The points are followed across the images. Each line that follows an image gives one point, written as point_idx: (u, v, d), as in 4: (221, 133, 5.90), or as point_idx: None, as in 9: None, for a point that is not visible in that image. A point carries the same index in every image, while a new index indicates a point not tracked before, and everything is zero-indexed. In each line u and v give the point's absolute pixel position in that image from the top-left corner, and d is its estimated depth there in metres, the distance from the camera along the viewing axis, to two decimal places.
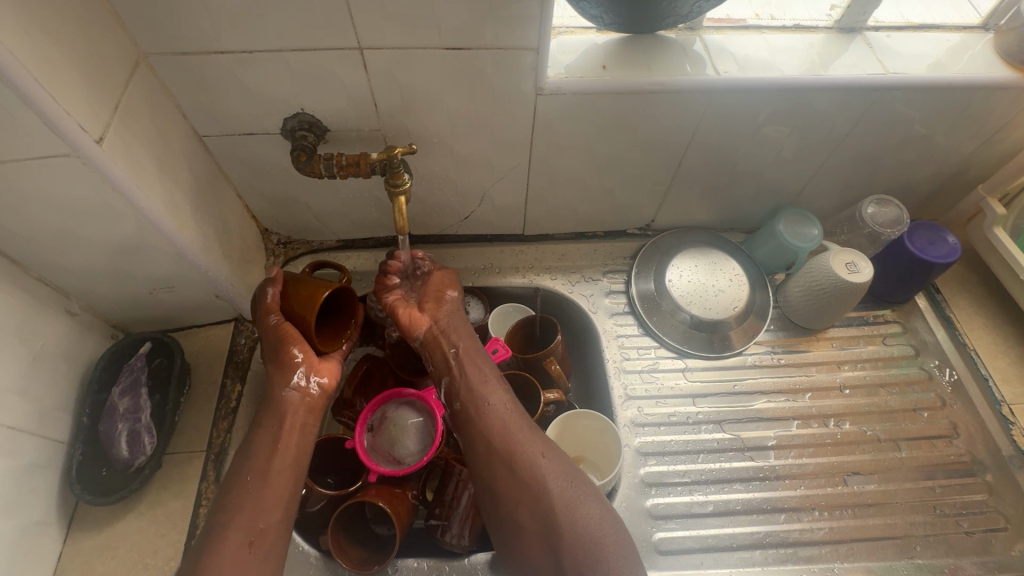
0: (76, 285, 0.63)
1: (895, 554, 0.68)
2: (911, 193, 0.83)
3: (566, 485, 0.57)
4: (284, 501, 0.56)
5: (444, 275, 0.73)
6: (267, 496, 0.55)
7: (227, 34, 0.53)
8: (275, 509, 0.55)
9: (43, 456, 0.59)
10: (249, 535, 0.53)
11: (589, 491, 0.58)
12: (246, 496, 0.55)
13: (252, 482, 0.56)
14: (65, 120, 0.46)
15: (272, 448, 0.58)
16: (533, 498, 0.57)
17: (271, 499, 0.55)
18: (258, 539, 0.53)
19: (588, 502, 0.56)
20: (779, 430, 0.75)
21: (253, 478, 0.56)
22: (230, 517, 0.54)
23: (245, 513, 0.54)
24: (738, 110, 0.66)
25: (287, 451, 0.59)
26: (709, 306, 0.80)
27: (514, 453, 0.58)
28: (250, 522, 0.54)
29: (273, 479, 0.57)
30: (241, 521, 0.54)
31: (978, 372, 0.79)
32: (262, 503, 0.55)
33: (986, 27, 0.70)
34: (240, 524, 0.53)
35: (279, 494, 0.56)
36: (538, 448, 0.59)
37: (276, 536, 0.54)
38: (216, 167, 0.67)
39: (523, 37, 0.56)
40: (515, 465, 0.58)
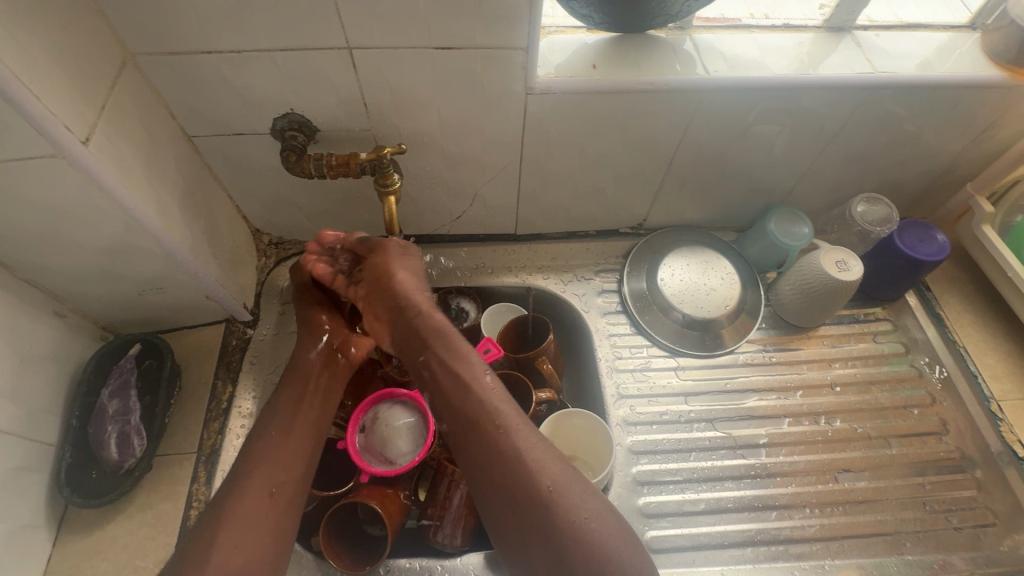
0: (64, 286, 0.62)
1: (885, 550, 0.68)
2: (901, 191, 0.83)
3: (578, 504, 0.51)
4: (303, 459, 0.58)
5: (393, 247, 0.67)
6: (289, 452, 0.58)
7: (214, 34, 0.53)
8: (295, 464, 0.57)
9: (31, 458, 0.59)
10: (269, 485, 0.55)
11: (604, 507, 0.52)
12: (268, 450, 0.57)
13: (274, 438, 0.58)
14: (49, 121, 0.45)
15: (295, 407, 0.61)
16: (538, 518, 0.50)
17: (293, 455, 0.58)
18: (278, 491, 0.55)
19: (601, 519, 0.51)
20: (770, 428, 0.76)
21: (275, 434, 0.58)
22: (253, 467, 0.56)
23: (266, 465, 0.56)
24: (728, 109, 0.66)
25: (308, 412, 0.61)
26: (701, 305, 0.81)
27: (512, 463, 0.53)
28: (273, 473, 0.56)
29: (295, 436, 0.59)
30: (262, 472, 0.55)
31: (968, 370, 0.79)
32: (284, 457, 0.57)
33: (974, 26, 0.70)
34: (262, 474, 0.55)
35: (299, 451, 0.58)
36: (536, 452, 0.53)
37: (294, 489, 0.56)
38: (205, 167, 0.67)
39: (512, 37, 0.56)
40: (514, 479, 0.52)
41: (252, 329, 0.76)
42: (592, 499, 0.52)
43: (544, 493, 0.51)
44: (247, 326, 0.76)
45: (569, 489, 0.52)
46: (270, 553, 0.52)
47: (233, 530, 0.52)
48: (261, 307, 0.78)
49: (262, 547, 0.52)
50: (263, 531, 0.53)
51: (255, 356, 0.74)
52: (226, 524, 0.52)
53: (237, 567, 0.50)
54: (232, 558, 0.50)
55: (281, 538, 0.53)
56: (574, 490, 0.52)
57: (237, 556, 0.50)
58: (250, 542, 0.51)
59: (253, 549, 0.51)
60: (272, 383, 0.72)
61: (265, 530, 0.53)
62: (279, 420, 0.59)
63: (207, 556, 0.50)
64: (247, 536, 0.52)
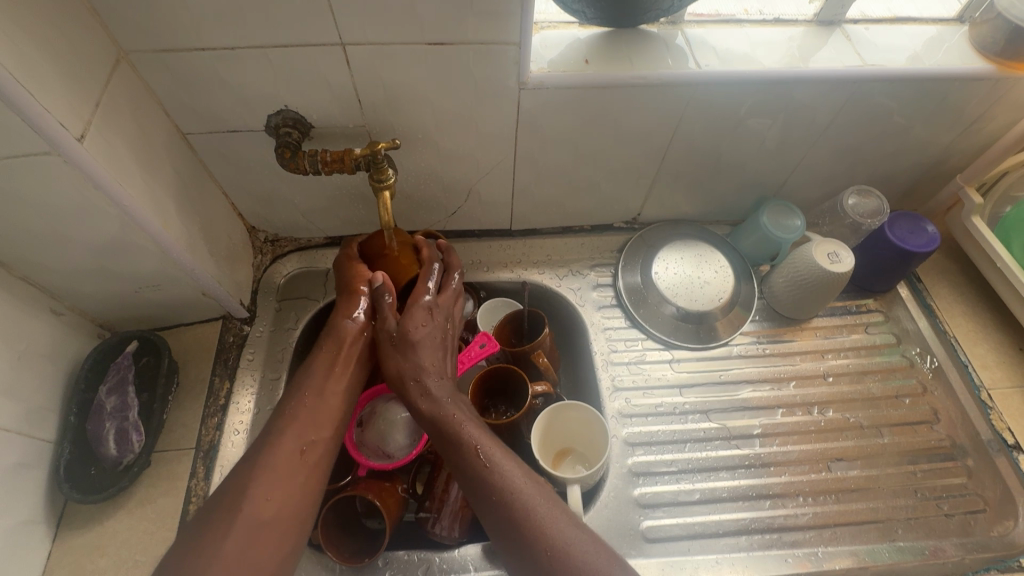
0: (61, 284, 0.62)
1: (878, 537, 0.69)
2: (892, 183, 0.84)
3: (582, 566, 0.48)
4: (332, 423, 0.59)
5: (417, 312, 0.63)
6: (320, 415, 0.59)
7: (208, 31, 0.53)
8: (325, 426, 0.59)
9: (30, 456, 0.59)
10: (300, 444, 0.56)
11: (609, 562, 0.49)
12: (301, 409, 0.58)
13: (309, 397, 0.59)
14: (43, 117, 0.45)
15: (326, 372, 0.61)
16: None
17: (323, 417, 0.59)
18: (308, 450, 0.56)
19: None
20: (764, 418, 0.76)
21: (311, 392, 0.60)
22: (284, 426, 0.57)
23: (297, 424, 0.57)
24: (719, 103, 0.67)
25: (340, 378, 0.61)
26: (695, 298, 0.81)
27: (512, 529, 0.51)
28: (303, 432, 0.57)
29: (327, 399, 0.60)
30: (296, 429, 0.57)
31: (958, 359, 0.80)
32: (316, 419, 0.58)
33: (962, 19, 0.71)
34: (293, 433, 0.56)
35: (330, 415, 0.59)
36: (536, 512, 0.51)
37: (322, 451, 0.57)
38: (200, 164, 0.67)
39: (504, 32, 0.56)
40: (515, 546, 0.51)
41: (249, 326, 0.77)
42: (598, 556, 0.49)
43: (546, 558, 0.49)
44: (244, 323, 0.77)
45: (568, 547, 0.49)
46: (299, 509, 0.53)
47: (264, 482, 0.53)
48: (257, 304, 0.78)
49: (292, 501, 0.53)
50: (293, 487, 0.54)
51: (253, 352, 0.75)
52: (258, 477, 0.53)
53: (267, 519, 0.51)
54: (262, 510, 0.51)
55: (309, 495, 0.55)
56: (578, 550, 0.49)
57: (268, 508, 0.52)
58: (281, 495, 0.53)
59: (283, 504, 0.53)
60: (270, 379, 0.73)
61: (295, 487, 0.54)
62: (314, 382, 0.60)
63: (237, 506, 0.51)
64: (279, 489, 0.53)
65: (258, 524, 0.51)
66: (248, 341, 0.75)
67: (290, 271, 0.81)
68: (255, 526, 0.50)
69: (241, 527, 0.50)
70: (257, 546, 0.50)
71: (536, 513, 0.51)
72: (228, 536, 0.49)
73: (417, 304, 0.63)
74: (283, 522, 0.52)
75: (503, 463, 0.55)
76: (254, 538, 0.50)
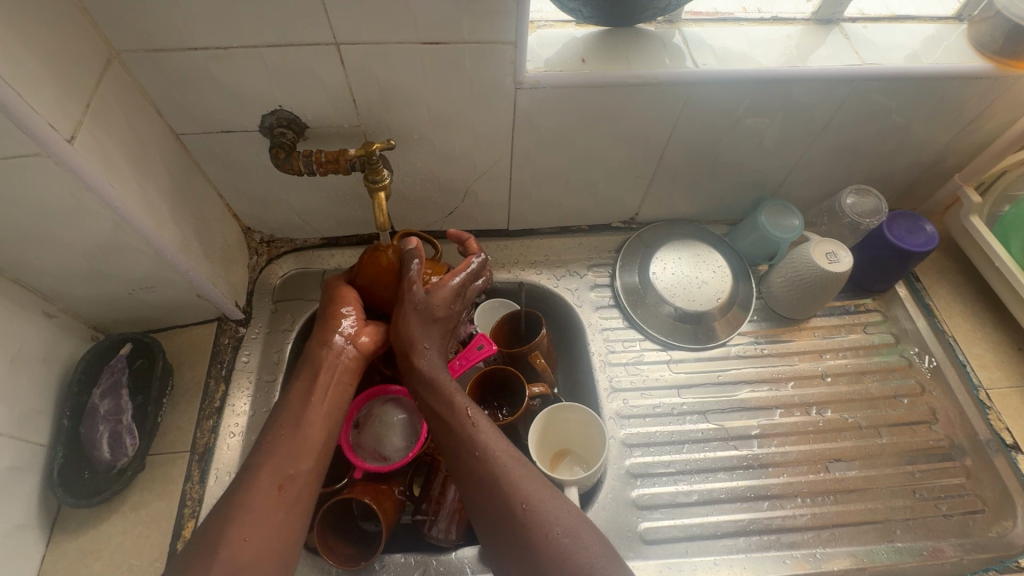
0: (54, 287, 0.62)
1: (876, 538, 0.69)
2: (890, 183, 0.84)
3: (554, 521, 0.50)
4: (314, 456, 0.56)
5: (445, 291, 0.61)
6: (300, 447, 0.56)
7: (200, 31, 0.53)
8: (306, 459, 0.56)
9: (23, 459, 0.59)
10: (279, 480, 0.53)
11: (580, 519, 0.51)
12: (279, 441, 0.55)
13: (287, 427, 0.56)
14: (33, 118, 0.45)
15: (304, 403, 0.58)
16: (510, 536, 0.51)
17: (304, 449, 0.56)
18: (287, 485, 0.53)
19: (579, 532, 0.50)
20: (763, 419, 0.76)
21: (289, 423, 0.57)
22: (261, 461, 0.54)
23: (275, 457, 0.54)
24: (717, 102, 0.66)
25: (320, 406, 0.59)
26: (694, 298, 0.81)
27: (489, 487, 0.53)
28: (281, 466, 0.54)
29: (307, 430, 0.57)
30: (273, 464, 0.54)
31: (956, 358, 0.80)
32: (295, 452, 0.55)
33: (961, 17, 0.71)
34: (270, 469, 0.53)
35: (312, 444, 0.56)
36: (514, 472, 0.53)
37: (302, 487, 0.54)
38: (194, 165, 0.67)
39: (500, 31, 0.56)
40: (490, 503, 0.52)
41: (245, 327, 0.76)
42: (569, 513, 0.51)
43: (520, 513, 0.51)
44: (240, 324, 0.76)
45: (543, 500, 0.51)
46: (280, 548, 0.50)
47: (241, 523, 0.50)
48: (253, 305, 0.78)
49: (271, 541, 0.50)
50: (272, 527, 0.51)
51: (248, 354, 0.74)
52: (236, 518, 0.50)
53: (245, 562, 0.48)
54: (239, 553, 0.48)
55: (289, 534, 0.51)
56: (552, 508, 0.51)
57: (246, 550, 0.49)
58: (259, 537, 0.50)
59: (261, 546, 0.49)
60: (265, 381, 0.72)
61: (274, 526, 0.51)
62: (291, 415, 0.57)
63: (214, 550, 0.48)
64: (256, 529, 0.50)
65: (235, 568, 0.48)
66: (243, 343, 0.75)
67: (286, 272, 0.80)
68: (232, 569, 0.47)
69: (218, 572, 0.47)
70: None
71: (514, 473, 0.53)
72: None
73: (437, 280, 0.62)
74: (263, 562, 0.49)
75: (490, 432, 0.56)
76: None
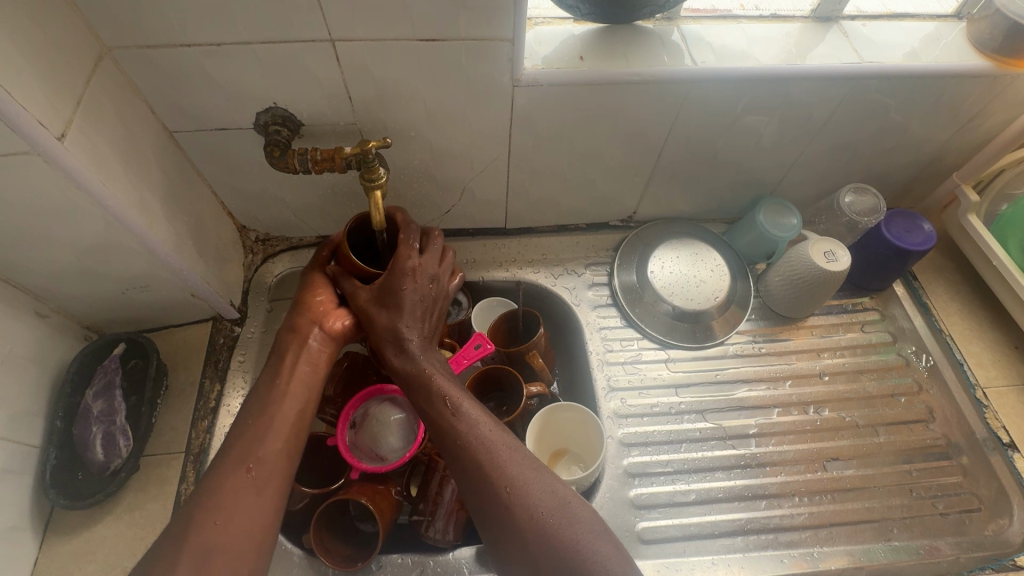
0: (46, 286, 0.61)
1: (873, 537, 0.69)
2: (888, 181, 0.83)
3: (538, 501, 0.50)
4: (284, 434, 0.55)
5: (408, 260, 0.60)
6: (269, 427, 0.55)
7: (193, 27, 0.52)
8: (274, 438, 0.55)
9: (14, 461, 0.58)
10: (247, 461, 0.52)
11: (568, 497, 0.51)
12: (248, 424, 0.55)
13: (258, 409, 0.56)
14: (22, 116, 0.44)
15: (273, 385, 0.57)
16: (496, 516, 0.50)
17: (273, 430, 0.55)
18: (257, 465, 0.53)
19: (567, 511, 0.49)
20: (760, 418, 0.76)
21: (259, 405, 0.56)
22: (231, 445, 0.54)
23: (244, 440, 0.54)
24: (716, 101, 0.66)
25: (289, 389, 0.58)
26: (691, 297, 0.81)
27: (472, 469, 0.52)
28: (250, 448, 0.53)
29: (276, 410, 0.56)
30: (241, 448, 0.53)
31: (953, 357, 0.80)
32: (263, 433, 0.55)
33: (960, 15, 0.70)
34: (238, 452, 0.53)
35: (282, 426, 0.55)
36: (498, 452, 0.52)
37: (273, 466, 0.53)
38: (187, 163, 0.66)
39: (498, 28, 0.55)
40: (474, 484, 0.52)
41: (240, 327, 0.75)
42: (554, 490, 0.51)
43: (504, 494, 0.50)
44: (235, 324, 0.75)
45: (528, 482, 0.51)
46: (253, 530, 0.50)
47: (210, 506, 0.49)
48: (248, 304, 0.77)
49: (241, 522, 0.50)
50: (243, 508, 0.50)
51: (243, 354, 0.73)
52: (206, 503, 0.50)
53: (217, 543, 0.48)
54: (210, 534, 0.48)
55: (263, 513, 0.51)
56: (537, 488, 0.51)
57: (216, 532, 0.48)
58: (229, 517, 0.49)
59: (233, 527, 0.49)
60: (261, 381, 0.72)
61: (245, 505, 0.50)
62: (258, 398, 0.57)
63: (185, 534, 0.48)
64: (226, 511, 0.50)
65: (208, 549, 0.47)
66: (238, 343, 0.74)
67: (280, 271, 0.79)
68: (204, 551, 0.47)
69: (191, 554, 0.47)
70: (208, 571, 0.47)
71: (498, 453, 0.52)
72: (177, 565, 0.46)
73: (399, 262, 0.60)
74: (235, 544, 0.49)
75: (472, 412, 0.55)
76: (205, 564, 0.47)
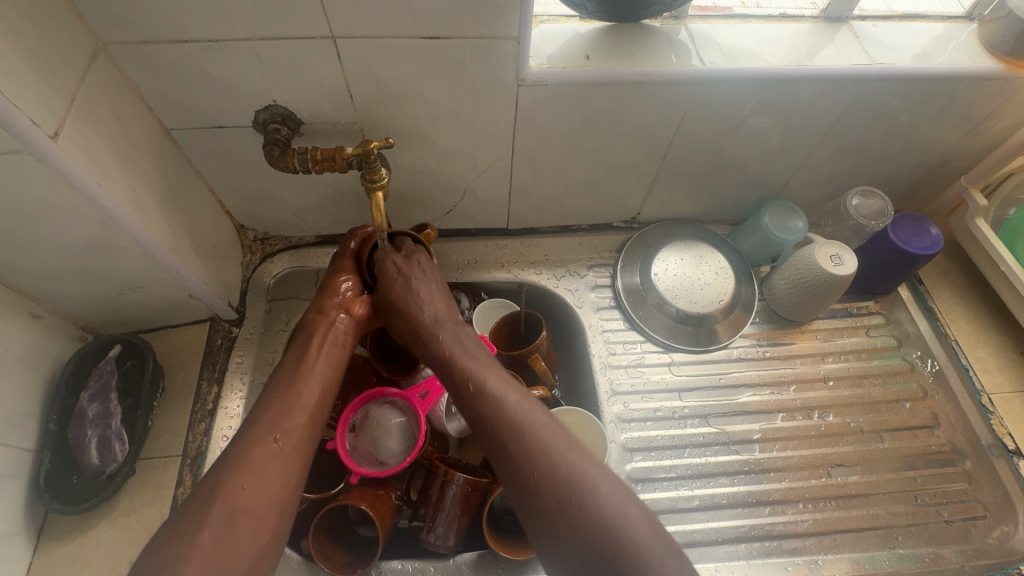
0: (40, 287, 0.60)
1: (878, 544, 0.69)
2: (895, 184, 0.83)
3: (567, 482, 0.49)
4: (308, 412, 0.56)
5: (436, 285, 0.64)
6: (295, 402, 0.55)
7: (190, 22, 0.51)
8: (299, 413, 0.55)
9: (8, 464, 0.57)
10: (273, 433, 0.53)
11: (597, 477, 0.49)
12: (273, 400, 0.55)
13: (285, 384, 0.56)
14: (14, 114, 0.43)
15: (298, 362, 0.58)
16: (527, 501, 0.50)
17: (298, 405, 0.55)
18: (282, 437, 0.53)
19: (596, 491, 0.48)
20: (764, 423, 0.75)
21: (287, 379, 0.57)
22: (257, 419, 0.54)
23: (269, 414, 0.54)
24: (724, 102, 0.65)
25: (314, 366, 0.58)
26: (695, 300, 0.80)
27: (501, 452, 0.52)
28: (276, 420, 0.54)
29: (302, 386, 0.57)
30: (267, 420, 0.53)
31: (959, 363, 0.80)
32: (289, 407, 0.55)
33: (971, 17, 0.69)
34: (265, 423, 0.53)
35: (306, 402, 0.56)
36: (526, 432, 0.52)
37: (297, 441, 0.54)
38: (185, 161, 0.65)
39: (503, 26, 0.54)
40: (503, 468, 0.52)
41: (238, 328, 0.74)
42: (584, 468, 0.50)
43: (533, 478, 0.50)
44: (233, 325, 0.74)
45: (556, 464, 0.50)
46: (275, 500, 0.50)
47: (237, 472, 0.49)
48: (246, 304, 0.76)
49: (266, 492, 0.50)
50: (268, 477, 0.50)
51: (242, 356, 0.73)
52: (231, 471, 0.49)
53: (242, 510, 0.48)
54: (237, 500, 0.48)
55: (288, 485, 0.51)
56: (567, 469, 0.49)
57: (244, 498, 0.48)
58: (256, 486, 0.49)
59: (258, 496, 0.49)
60: (260, 384, 0.71)
61: (271, 476, 0.50)
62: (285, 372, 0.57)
63: (210, 500, 0.48)
64: (252, 479, 0.49)
65: (233, 513, 0.47)
66: (237, 344, 0.73)
67: (280, 271, 0.78)
68: (229, 517, 0.47)
69: (215, 519, 0.47)
70: (232, 538, 0.47)
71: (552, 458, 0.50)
72: (203, 530, 0.46)
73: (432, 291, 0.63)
74: (258, 514, 0.49)
75: (497, 390, 0.55)
76: (228, 531, 0.47)
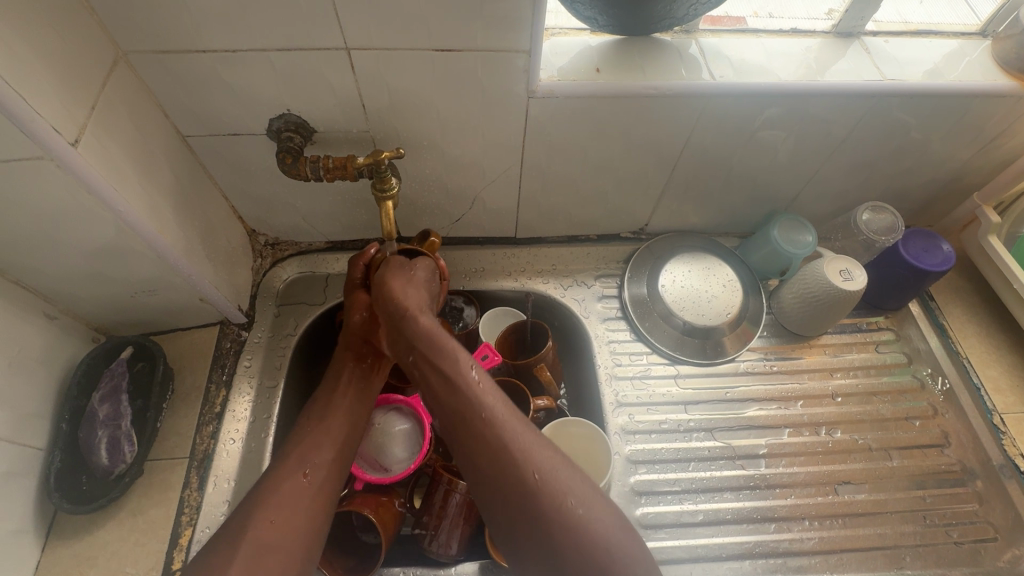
0: (56, 289, 0.61)
1: (885, 564, 0.68)
2: (906, 199, 0.82)
3: (569, 492, 0.50)
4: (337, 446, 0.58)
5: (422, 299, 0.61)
6: (326, 438, 0.58)
7: (209, 33, 0.52)
8: (330, 448, 0.58)
9: (20, 463, 0.58)
10: (304, 466, 0.55)
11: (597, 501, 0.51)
12: (304, 433, 0.58)
13: (317, 419, 0.59)
14: (37, 121, 0.44)
15: (327, 400, 0.61)
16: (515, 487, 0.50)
17: (327, 439, 0.58)
18: (312, 471, 0.55)
19: (600, 516, 0.49)
20: (771, 438, 0.75)
21: (319, 415, 0.59)
22: (288, 452, 0.56)
23: (302, 447, 0.56)
24: (734, 115, 0.65)
25: (342, 403, 0.61)
26: (702, 313, 0.79)
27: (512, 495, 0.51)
28: (307, 454, 0.56)
29: (332, 421, 0.59)
30: (298, 455, 0.56)
31: (971, 381, 0.78)
32: (320, 442, 0.57)
33: (985, 33, 0.69)
34: (295, 457, 0.55)
35: (334, 439, 0.58)
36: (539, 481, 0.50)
37: (327, 474, 0.56)
38: (200, 167, 0.66)
39: (515, 39, 0.55)
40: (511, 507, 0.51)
41: (247, 331, 0.75)
42: (574, 483, 0.51)
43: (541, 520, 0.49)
44: (242, 328, 0.75)
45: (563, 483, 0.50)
46: (305, 534, 0.52)
47: (267, 505, 0.51)
48: (256, 308, 0.77)
49: (294, 525, 0.51)
50: (297, 510, 0.52)
51: (251, 359, 0.74)
52: (262, 501, 0.52)
53: (271, 542, 0.50)
54: (266, 533, 0.50)
55: (316, 517, 0.53)
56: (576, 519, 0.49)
57: (273, 530, 0.50)
58: (285, 519, 0.51)
59: (288, 530, 0.51)
60: (267, 387, 0.72)
61: (300, 508, 0.52)
62: (316, 408, 0.60)
63: (244, 527, 0.50)
64: (282, 512, 0.51)
65: (263, 546, 0.49)
66: (245, 347, 0.74)
67: (290, 276, 0.80)
68: (258, 548, 0.49)
69: (246, 549, 0.48)
70: (262, 568, 0.48)
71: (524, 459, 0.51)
72: (232, 561, 0.48)
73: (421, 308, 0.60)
74: (286, 546, 0.50)
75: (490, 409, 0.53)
76: (258, 560, 0.48)
